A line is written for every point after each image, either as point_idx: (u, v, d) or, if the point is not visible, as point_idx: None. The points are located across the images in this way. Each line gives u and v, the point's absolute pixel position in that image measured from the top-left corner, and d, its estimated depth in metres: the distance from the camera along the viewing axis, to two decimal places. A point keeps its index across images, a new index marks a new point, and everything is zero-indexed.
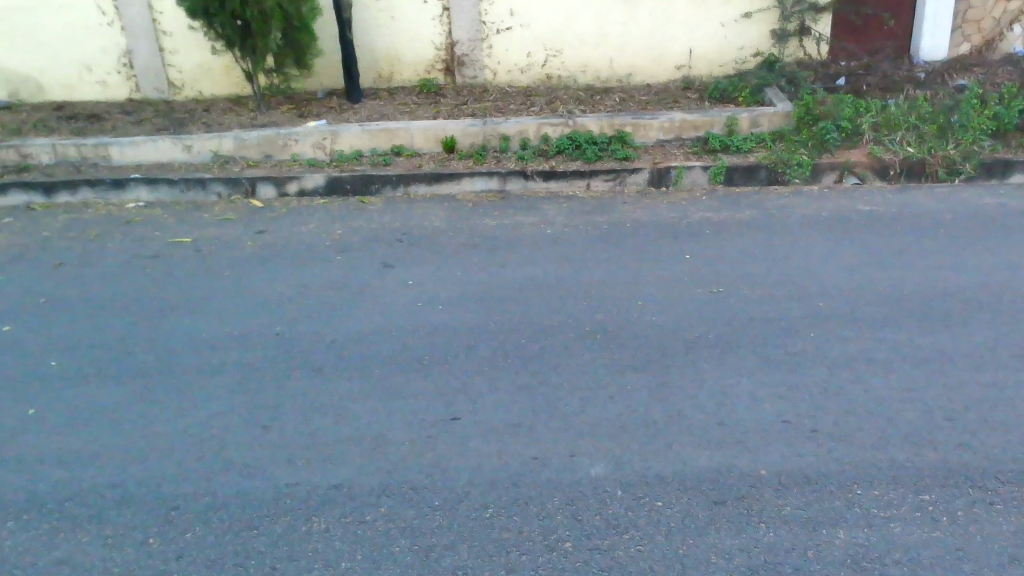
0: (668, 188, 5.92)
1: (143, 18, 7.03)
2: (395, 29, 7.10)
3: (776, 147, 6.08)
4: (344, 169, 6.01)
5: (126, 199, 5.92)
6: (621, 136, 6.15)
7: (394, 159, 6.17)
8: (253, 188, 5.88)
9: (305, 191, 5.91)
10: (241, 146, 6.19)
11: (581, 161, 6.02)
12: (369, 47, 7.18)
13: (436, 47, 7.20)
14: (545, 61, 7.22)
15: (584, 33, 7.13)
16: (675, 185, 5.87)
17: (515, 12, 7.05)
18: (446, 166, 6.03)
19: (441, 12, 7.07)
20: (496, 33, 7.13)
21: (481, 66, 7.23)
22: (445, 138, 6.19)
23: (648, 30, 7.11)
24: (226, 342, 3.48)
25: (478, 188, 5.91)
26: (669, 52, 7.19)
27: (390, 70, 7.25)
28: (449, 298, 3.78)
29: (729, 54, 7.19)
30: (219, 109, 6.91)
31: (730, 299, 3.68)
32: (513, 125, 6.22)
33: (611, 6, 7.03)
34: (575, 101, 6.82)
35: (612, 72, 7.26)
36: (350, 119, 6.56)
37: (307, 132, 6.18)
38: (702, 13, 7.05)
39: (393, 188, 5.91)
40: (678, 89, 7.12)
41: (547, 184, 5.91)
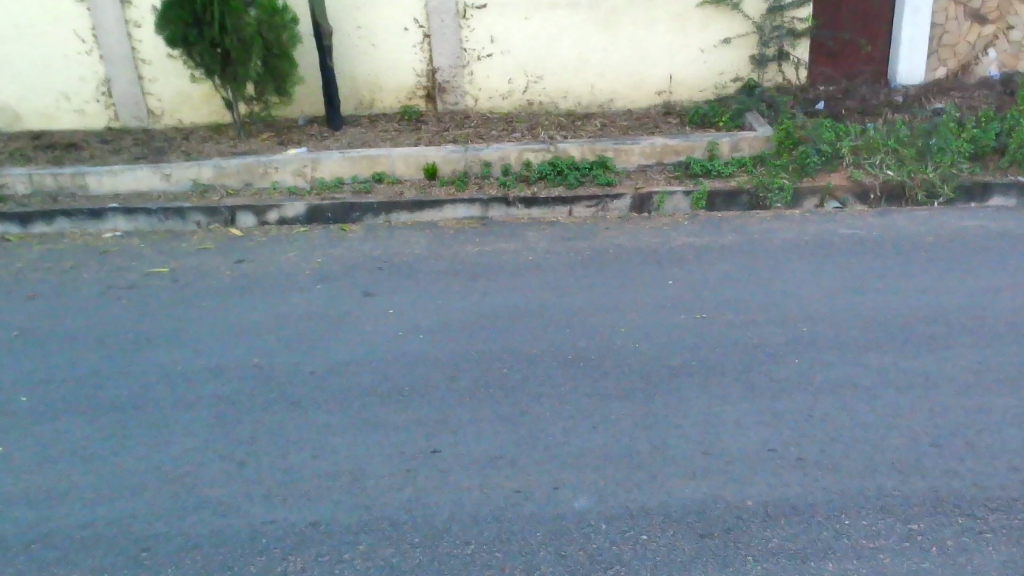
0: (650, 214, 5.92)
1: (122, 46, 7.00)
2: (375, 55, 7.10)
3: (757, 172, 6.10)
4: (325, 197, 5.98)
5: (103, 229, 5.85)
6: (602, 161, 6.15)
7: (375, 186, 6.15)
8: (233, 218, 5.84)
9: (285, 219, 5.87)
10: (220, 175, 6.14)
11: (563, 187, 6.02)
12: (350, 74, 7.17)
13: (418, 74, 7.20)
14: (526, 87, 7.24)
15: (566, 60, 7.15)
16: (657, 210, 5.87)
17: (496, 39, 7.08)
18: (427, 193, 6.00)
19: (422, 39, 7.07)
20: (477, 60, 7.15)
21: (462, 93, 7.24)
22: (427, 165, 6.18)
23: (628, 57, 7.14)
24: (203, 375, 3.41)
25: (460, 216, 5.89)
26: (649, 77, 7.22)
27: (371, 97, 7.24)
28: (431, 327, 3.74)
29: (709, 79, 7.23)
30: (198, 137, 6.87)
31: (714, 325, 3.65)
32: (495, 151, 6.22)
33: (592, 33, 7.07)
34: (556, 127, 6.83)
35: (593, 97, 7.28)
36: (331, 146, 6.53)
37: (288, 160, 6.14)
38: (682, 40, 7.10)
39: (375, 216, 5.88)
40: (659, 114, 7.15)
41: (529, 211, 5.89)
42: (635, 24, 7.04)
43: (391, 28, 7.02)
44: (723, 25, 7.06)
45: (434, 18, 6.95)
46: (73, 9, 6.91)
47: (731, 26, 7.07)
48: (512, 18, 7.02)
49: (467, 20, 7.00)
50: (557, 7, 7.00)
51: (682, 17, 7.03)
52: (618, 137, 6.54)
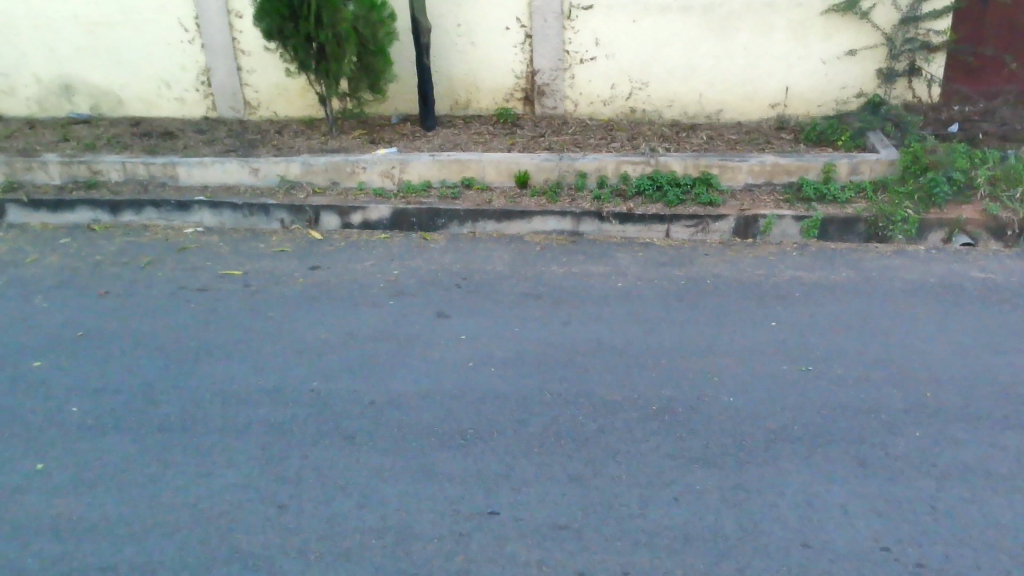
0: (755, 238, 5.52)
1: (223, 36, 6.97)
2: (474, 55, 6.86)
3: (878, 199, 5.57)
4: (411, 201, 5.78)
5: (190, 221, 5.82)
6: (705, 178, 5.73)
7: (463, 192, 5.90)
8: (317, 217, 5.73)
9: (369, 222, 5.72)
10: (308, 172, 6.01)
11: (661, 204, 5.65)
12: (447, 73, 6.94)
13: (517, 76, 6.91)
14: (629, 93, 6.86)
15: (673, 66, 6.74)
16: (763, 236, 5.46)
17: (601, 42, 6.73)
18: (517, 202, 5.72)
19: (524, 39, 6.77)
20: (579, 63, 6.82)
21: (561, 97, 6.92)
22: (519, 173, 5.88)
23: (741, 66, 6.67)
24: (258, 398, 3.22)
25: (550, 229, 5.61)
26: (763, 88, 6.73)
27: (468, 98, 7.00)
28: (504, 358, 3.45)
29: (829, 94, 6.69)
30: (291, 132, 6.77)
31: (820, 381, 3.24)
32: (591, 162, 5.86)
33: (703, 39, 6.62)
34: (658, 137, 6.43)
35: (701, 107, 6.85)
36: (422, 148, 6.32)
37: (376, 161, 5.95)
38: (802, 49, 6.58)
39: (461, 224, 5.66)
40: (771, 129, 6.67)
41: (624, 228, 5.56)
42: (752, 31, 6.55)
43: (492, 26, 6.75)
44: (849, 35, 6.50)
45: (537, 17, 6.65)
46: None
47: (857, 37, 6.49)
48: (619, 21, 6.65)
49: (572, 21, 6.67)
50: (668, 11, 6.58)
51: (803, 25, 6.50)
52: (727, 153, 6.09)
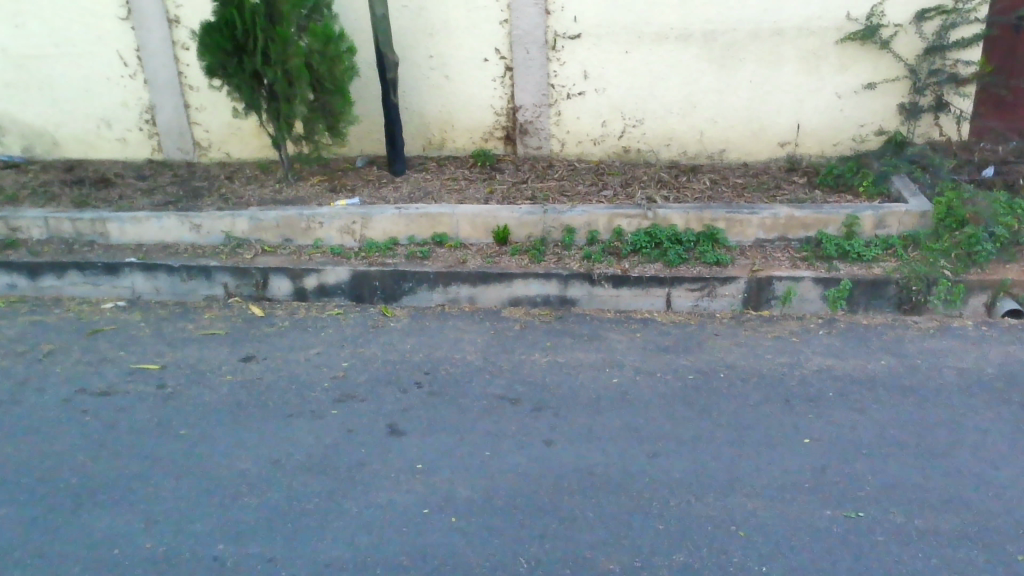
0: (771, 308, 4.84)
1: (168, 70, 6.24)
2: (448, 89, 6.15)
3: (909, 258, 4.86)
4: (373, 262, 5.05)
5: (119, 287, 5.07)
6: (710, 233, 5.02)
7: (433, 250, 5.16)
8: (265, 281, 5.01)
9: (326, 286, 5.00)
10: (257, 228, 5.26)
11: (661, 264, 4.93)
12: (418, 110, 6.23)
13: (496, 112, 6.19)
14: (622, 131, 6.15)
15: (671, 101, 6.03)
16: (781, 306, 4.80)
17: (589, 75, 6.02)
18: (495, 262, 5.00)
19: (503, 72, 6.06)
20: (565, 99, 6.11)
21: (546, 136, 6.21)
22: (497, 228, 5.15)
23: (747, 101, 5.97)
24: (143, 570, 2.47)
25: (533, 294, 4.90)
26: (772, 126, 6.03)
27: (442, 136, 6.29)
28: (471, 503, 2.72)
29: (846, 131, 5.99)
30: (243, 178, 6.02)
31: (875, 542, 2.52)
32: (580, 215, 5.13)
33: (704, 71, 5.93)
34: (655, 183, 5.71)
35: (702, 147, 6.14)
36: (388, 197, 5.58)
37: (333, 215, 5.21)
38: (814, 83, 5.88)
39: (431, 288, 4.95)
40: (781, 172, 5.97)
41: (618, 292, 4.86)
42: (757, 62, 5.86)
43: (468, 58, 6.05)
44: (867, 66, 5.81)
45: (517, 48, 5.96)
46: (117, 27, 6.18)
47: (876, 69, 5.81)
48: (609, 51, 5.95)
49: (557, 51, 5.98)
50: (664, 40, 5.88)
51: (816, 55, 5.81)
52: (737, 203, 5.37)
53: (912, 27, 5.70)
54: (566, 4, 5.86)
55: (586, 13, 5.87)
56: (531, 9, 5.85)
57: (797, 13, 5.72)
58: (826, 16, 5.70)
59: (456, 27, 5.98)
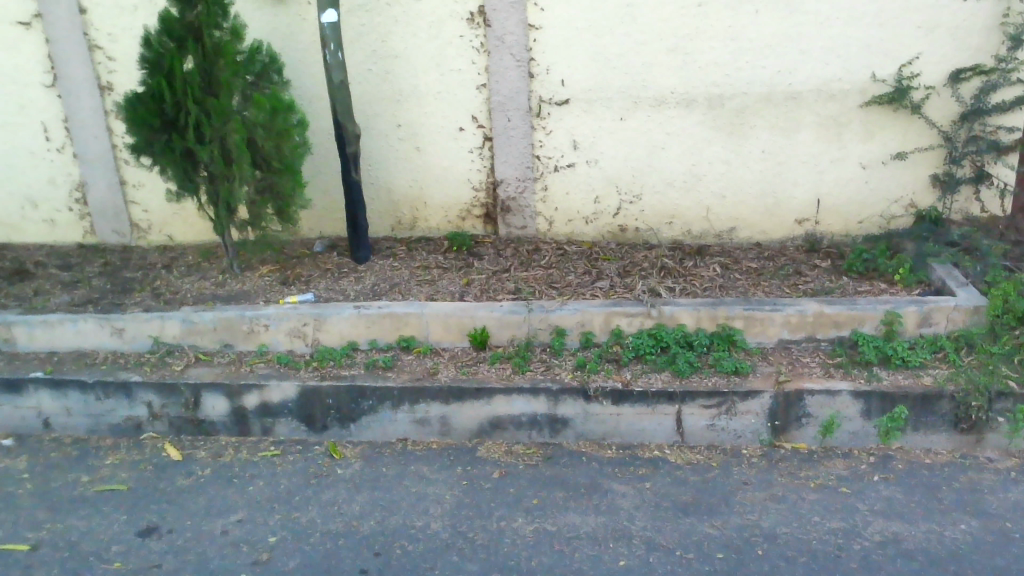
0: (811, 441, 4.05)
1: (101, 143, 5.46)
2: (420, 162, 5.43)
3: (964, 363, 4.09)
4: (326, 374, 4.24)
5: (23, 408, 4.26)
6: (726, 334, 4.26)
7: (399, 357, 4.37)
8: (196, 400, 4.19)
9: (269, 406, 4.19)
10: (190, 332, 4.46)
11: (668, 374, 4.15)
12: (386, 185, 5.50)
13: (474, 187, 5.46)
14: (617, 208, 5.43)
15: (673, 173, 5.31)
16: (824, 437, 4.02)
17: (579, 145, 5.30)
18: (472, 373, 4.22)
19: (482, 143, 5.34)
20: (553, 172, 5.38)
21: (531, 214, 5.47)
22: (473, 331, 4.38)
23: (759, 172, 5.26)
24: None
25: (517, 413, 4.11)
26: (788, 201, 5.31)
27: (413, 215, 5.55)
28: None
29: (872, 207, 5.27)
30: (183, 267, 5.24)
31: None
32: (571, 314, 4.35)
33: (710, 140, 5.22)
34: (657, 270, 4.94)
35: (708, 225, 5.41)
36: (348, 291, 4.80)
37: (280, 316, 4.42)
38: (835, 152, 5.18)
39: (395, 407, 4.15)
40: (800, 254, 5.24)
41: (619, 410, 4.08)
42: (770, 129, 5.17)
43: (441, 127, 5.35)
44: (894, 133, 5.12)
45: (497, 116, 5.25)
46: (42, 95, 5.42)
47: (906, 136, 5.11)
48: (601, 118, 5.24)
49: (542, 118, 5.27)
50: (663, 105, 5.17)
51: (837, 121, 5.12)
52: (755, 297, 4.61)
53: (946, 89, 5.01)
54: (552, 66, 5.17)
55: (574, 75, 5.17)
56: (513, 71, 5.16)
57: (815, 74, 5.04)
58: (848, 77, 5.03)
59: (428, 92, 5.28)
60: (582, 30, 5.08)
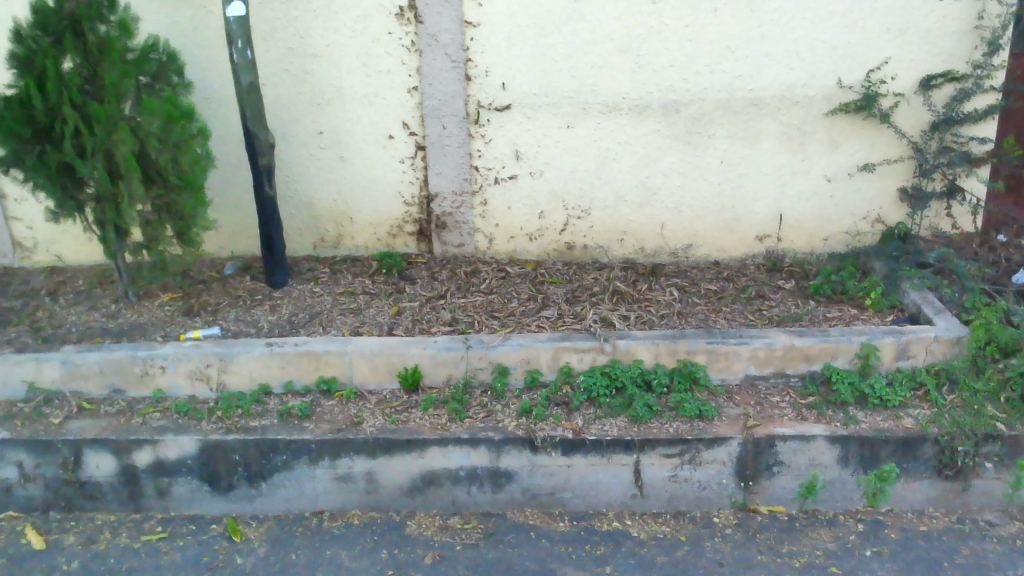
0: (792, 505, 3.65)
1: None
2: (345, 173, 4.86)
3: (947, 403, 3.72)
4: (232, 425, 3.66)
5: None
6: (688, 372, 3.82)
7: (318, 402, 3.82)
8: (77, 458, 3.59)
9: (164, 463, 3.60)
10: (71, 376, 3.83)
11: (625, 419, 3.68)
12: (307, 199, 4.92)
13: (406, 202, 4.91)
14: (564, 224, 4.95)
15: (624, 187, 4.85)
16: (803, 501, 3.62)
17: (522, 155, 4.80)
18: (402, 421, 3.69)
19: (414, 152, 4.81)
20: (493, 185, 4.87)
21: (469, 231, 4.95)
22: (404, 371, 3.84)
23: (717, 185, 4.84)
24: None
25: (453, 467, 3.60)
26: (748, 216, 4.91)
27: (338, 232, 4.99)
28: None
29: (837, 223, 4.91)
30: (71, 294, 4.58)
31: None
32: (514, 350, 3.85)
33: (665, 150, 4.78)
34: (609, 295, 4.47)
35: (662, 242, 4.97)
36: (261, 324, 4.22)
37: (178, 358, 3.82)
38: (798, 164, 4.80)
39: (312, 462, 3.59)
40: (762, 275, 4.84)
41: (570, 462, 3.59)
42: (729, 139, 4.76)
43: (368, 134, 4.79)
44: (861, 143, 4.76)
45: (431, 122, 4.72)
46: None
47: (873, 147, 4.76)
48: (546, 125, 4.75)
49: (480, 126, 4.75)
50: (614, 111, 4.71)
51: (800, 130, 4.74)
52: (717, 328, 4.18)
53: (916, 96, 4.67)
54: (492, 67, 4.65)
55: (516, 78, 4.67)
56: (448, 73, 4.63)
57: (778, 79, 4.64)
58: (812, 83, 4.65)
59: (352, 96, 4.72)
60: (524, 28, 4.58)
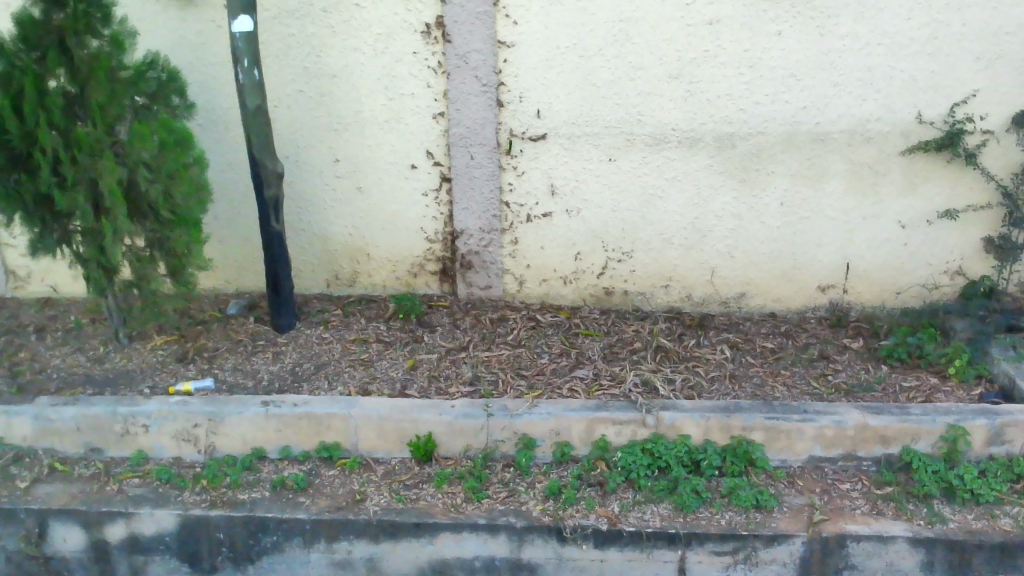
0: None
1: None
2: (362, 205, 4.42)
3: None
4: (218, 499, 3.20)
5: None
6: (743, 452, 3.28)
7: (318, 472, 3.35)
8: (42, 531, 3.18)
9: (138, 539, 3.17)
10: (43, 432, 3.41)
11: (669, 507, 3.18)
12: (320, 232, 4.49)
13: (429, 238, 4.46)
14: (602, 267, 4.45)
15: (670, 228, 4.35)
16: None
17: (557, 190, 4.32)
18: (412, 498, 3.21)
19: (439, 184, 4.35)
20: (525, 222, 4.39)
21: (497, 272, 4.48)
22: (416, 440, 3.37)
23: (776, 229, 4.32)
24: None
25: (468, 556, 3.12)
26: (810, 264, 4.37)
27: (353, 269, 4.55)
28: None
29: (911, 274, 4.36)
30: (59, 332, 4.18)
31: None
32: (543, 420, 3.35)
33: (718, 188, 4.27)
34: (652, 352, 3.96)
35: (712, 290, 4.45)
36: (260, 375, 3.78)
37: (163, 416, 3.39)
38: (869, 208, 4.26)
39: (307, 545, 3.14)
40: (824, 331, 4.31)
41: (603, 556, 3.10)
42: (791, 178, 4.23)
43: (389, 163, 4.34)
44: (942, 186, 4.21)
45: (457, 152, 4.26)
46: None
47: (956, 191, 4.21)
48: (585, 158, 4.26)
49: (512, 156, 4.28)
50: (662, 144, 4.21)
51: (872, 170, 4.20)
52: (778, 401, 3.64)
53: (1008, 135, 4.11)
54: (527, 93, 4.19)
55: (553, 104, 4.19)
56: (478, 98, 4.18)
57: (849, 112, 4.12)
58: (888, 117, 4.12)
59: (372, 121, 4.28)
60: (563, 50, 4.10)
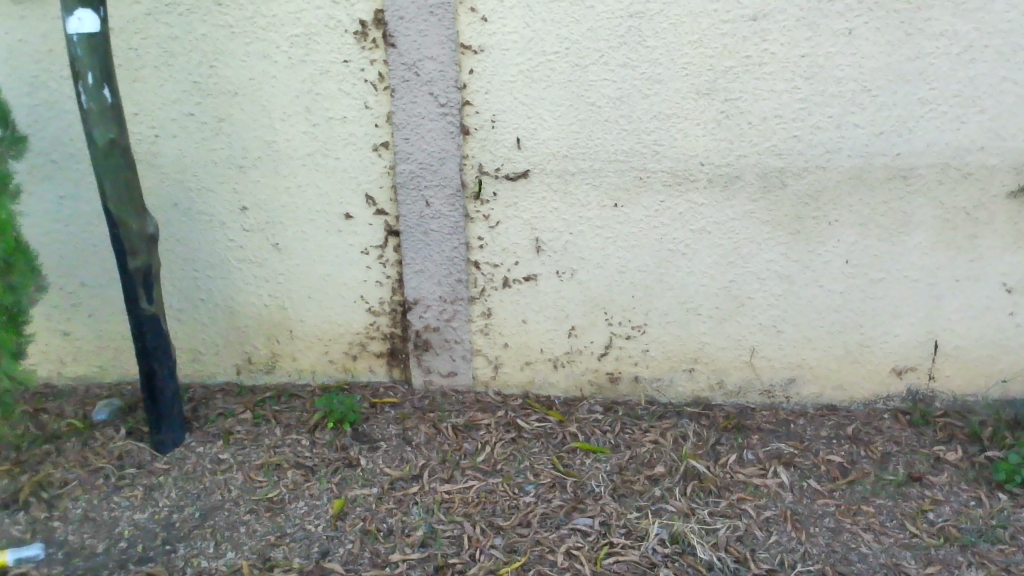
0: None
1: None
2: (280, 267, 3.26)
3: None
4: None
5: None
6: None
7: None
8: None
9: None
10: None
11: None
12: (225, 305, 3.32)
13: (371, 310, 3.30)
14: (606, 346, 3.31)
15: (697, 295, 3.23)
16: None
17: (543, 246, 3.19)
18: None
19: (383, 240, 3.20)
20: (500, 288, 3.25)
21: (464, 354, 3.33)
22: None
23: (839, 295, 3.20)
24: None
25: None
26: (883, 341, 3.26)
27: (271, 352, 3.38)
28: None
29: (1017, 354, 3.26)
30: None
31: None
32: None
33: (762, 241, 3.14)
34: (679, 480, 2.84)
35: (752, 375, 3.32)
36: (119, 530, 2.61)
37: None
38: (964, 267, 3.16)
39: None
40: (906, 434, 3.18)
41: None
42: (861, 227, 3.12)
43: (314, 212, 3.19)
44: None
45: (407, 197, 3.12)
46: None
47: None
48: (582, 203, 3.12)
49: (482, 202, 3.14)
50: (686, 183, 3.08)
51: (971, 216, 3.10)
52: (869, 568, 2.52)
53: None
54: (501, 115, 3.04)
55: (537, 131, 3.05)
56: (434, 124, 3.03)
57: (941, 139, 3.01)
58: (993, 146, 3.02)
59: (290, 156, 3.12)
60: (551, 57, 2.97)
